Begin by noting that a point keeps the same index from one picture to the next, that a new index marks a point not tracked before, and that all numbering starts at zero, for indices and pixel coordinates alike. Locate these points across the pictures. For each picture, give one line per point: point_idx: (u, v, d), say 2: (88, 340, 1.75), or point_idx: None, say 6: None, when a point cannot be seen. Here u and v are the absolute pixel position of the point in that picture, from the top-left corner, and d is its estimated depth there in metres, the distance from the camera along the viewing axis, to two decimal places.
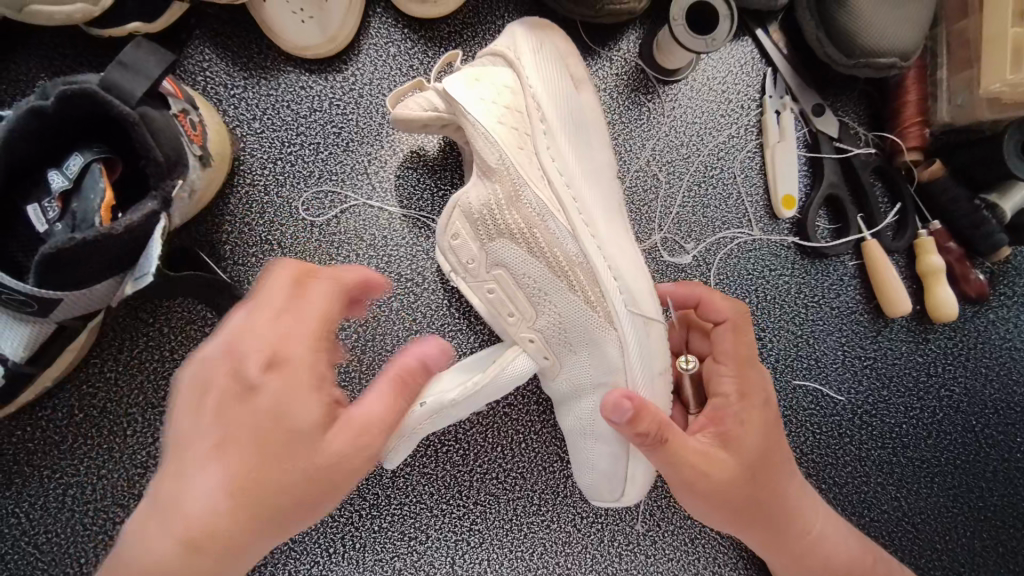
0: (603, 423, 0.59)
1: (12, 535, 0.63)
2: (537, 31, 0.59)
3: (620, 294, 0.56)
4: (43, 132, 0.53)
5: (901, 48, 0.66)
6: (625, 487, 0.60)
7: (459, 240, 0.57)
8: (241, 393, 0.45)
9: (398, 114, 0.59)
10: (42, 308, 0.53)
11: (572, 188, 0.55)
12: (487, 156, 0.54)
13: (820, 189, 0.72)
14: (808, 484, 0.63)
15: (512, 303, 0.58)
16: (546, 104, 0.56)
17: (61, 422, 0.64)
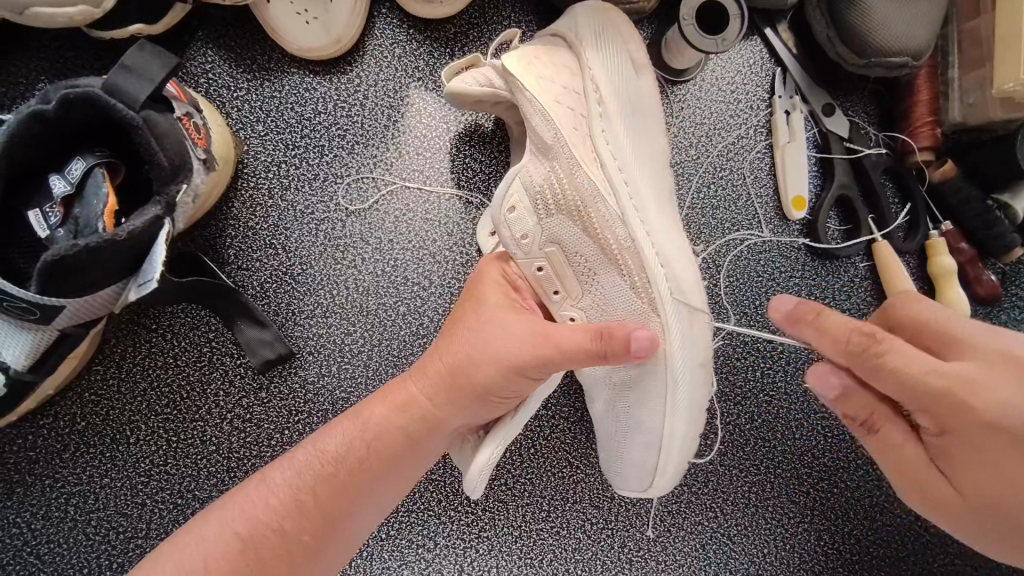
0: (629, 415, 0.59)
1: (14, 546, 0.62)
2: (606, 17, 0.59)
3: (666, 281, 0.54)
4: (44, 136, 0.52)
5: (913, 47, 0.65)
6: (653, 478, 0.60)
7: (516, 214, 0.57)
8: (461, 359, 0.54)
9: (453, 87, 0.61)
10: (45, 316, 0.52)
11: (624, 173, 0.55)
12: (543, 133, 0.56)
13: (831, 189, 0.71)
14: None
15: (560, 281, 0.58)
16: (603, 87, 0.56)
17: (63, 431, 0.63)
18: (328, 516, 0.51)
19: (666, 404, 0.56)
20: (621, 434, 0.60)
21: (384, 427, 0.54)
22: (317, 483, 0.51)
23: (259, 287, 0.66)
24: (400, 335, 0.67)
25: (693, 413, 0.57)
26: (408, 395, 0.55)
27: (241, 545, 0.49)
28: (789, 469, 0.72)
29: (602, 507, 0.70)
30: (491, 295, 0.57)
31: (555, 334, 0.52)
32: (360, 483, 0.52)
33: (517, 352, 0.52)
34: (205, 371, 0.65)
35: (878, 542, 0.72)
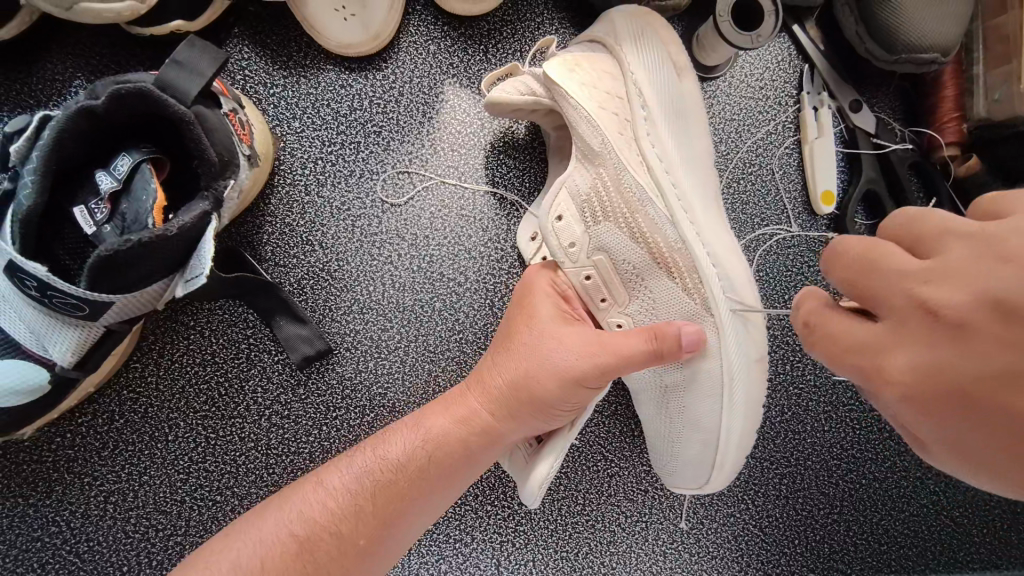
0: (678, 414, 0.60)
1: (53, 545, 0.62)
2: (645, 20, 0.60)
3: (718, 280, 0.56)
4: (91, 132, 0.51)
5: (942, 44, 0.66)
6: (710, 473, 0.60)
7: (563, 222, 0.58)
8: (521, 371, 0.55)
9: (494, 97, 0.61)
10: (93, 311, 0.52)
11: (670, 174, 0.56)
12: (591, 139, 0.56)
13: (859, 183, 0.72)
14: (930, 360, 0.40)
15: (606, 289, 0.59)
16: (646, 91, 0.58)
17: (102, 428, 0.63)
18: (386, 521, 0.52)
19: (723, 400, 0.57)
20: (678, 434, 0.61)
21: (444, 436, 0.54)
22: (376, 488, 0.52)
23: (296, 284, 0.65)
24: (437, 330, 0.67)
25: (749, 403, 0.58)
26: (466, 405, 0.56)
27: (300, 546, 0.49)
28: (818, 461, 0.73)
29: (636, 501, 0.70)
30: (545, 306, 0.58)
31: (613, 344, 0.53)
32: (418, 490, 0.53)
33: (575, 363, 0.53)
34: (243, 368, 0.65)
35: (906, 532, 0.73)
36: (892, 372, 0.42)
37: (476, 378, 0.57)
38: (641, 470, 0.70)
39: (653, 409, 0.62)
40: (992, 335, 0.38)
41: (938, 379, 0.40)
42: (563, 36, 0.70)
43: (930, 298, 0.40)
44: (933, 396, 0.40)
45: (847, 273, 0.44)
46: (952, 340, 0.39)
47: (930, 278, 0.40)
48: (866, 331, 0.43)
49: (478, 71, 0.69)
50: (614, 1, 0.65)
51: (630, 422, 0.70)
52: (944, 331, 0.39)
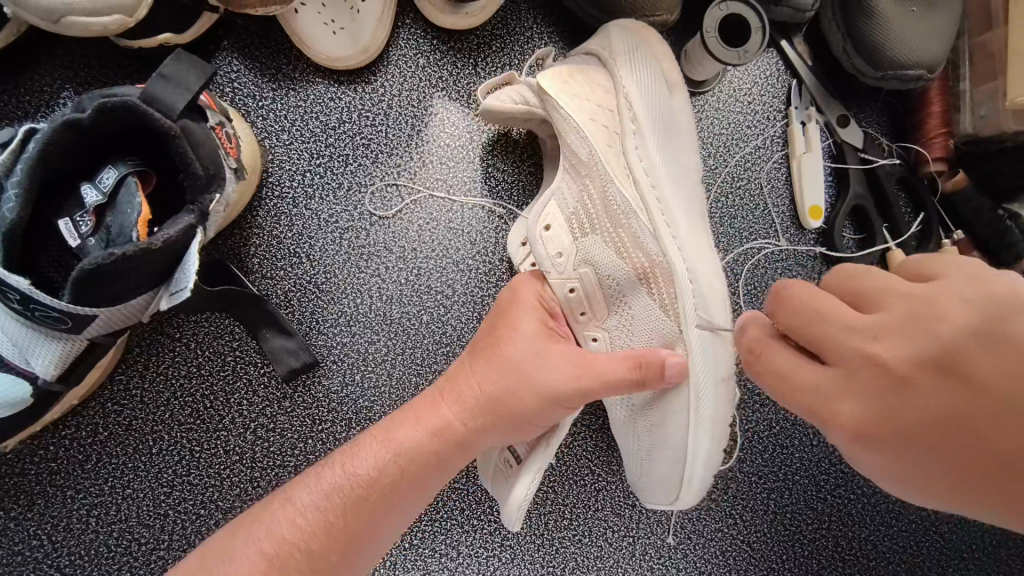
0: (656, 429, 0.59)
1: (34, 559, 0.61)
2: (641, 34, 0.60)
3: (693, 298, 0.56)
4: (76, 145, 0.51)
5: (928, 60, 0.67)
6: (680, 490, 0.60)
7: (552, 232, 0.59)
8: (502, 387, 0.54)
9: (487, 104, 0.62)
10: (76, 325, 0.52)
11: (657, 189, 0.57)
12: (578, 151, 0.58)
13: (846, 198, 0.73)
14: (885, 399, 0.43)
15: (588, 303, 0.59)
16: (637, 105, 0.58)
17: (85, 441, 0.63)
18: (354, 534, 0.51)
19: (691, 415, 0.57)
20: (650, 450, 0.61)
21: (416, 450, 0.54)
22: (347, 504, 0.51)
23: (283, 296, 0.65)
24: (423, 343, 0.67)
25: (716, 426, 0.58)
26: (439, 416, 0.55)
27: (269, 564, 0.49)
28: (806, 476, 0.73)
29: (624, 515, 0.70)
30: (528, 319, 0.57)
31: (599, 366, 0.53)
32: (389, 501, 0.52)
33: (559, 385, 0.53)
34: (229, 381, 0.65)
35: (894, 547, 0.73)
36: (842, 416, 0.45)
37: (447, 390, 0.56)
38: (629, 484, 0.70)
39: (626, 423, 0.62)
40: (929, 384, 0.42)
41: (883, 422, 0.43)
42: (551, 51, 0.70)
43: (875, 352, 0.43)
44: (880, 438, 0.43)
45: (795, 317, 0.46)
46: (897, 390, 0.43)
47: (877, 334, 0.43)
48: (819, 376, 0.45)
49: (467, 85, 0.69)
50: (601, 16, 0.66)
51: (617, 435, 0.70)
52: (892, 379, 0.43)
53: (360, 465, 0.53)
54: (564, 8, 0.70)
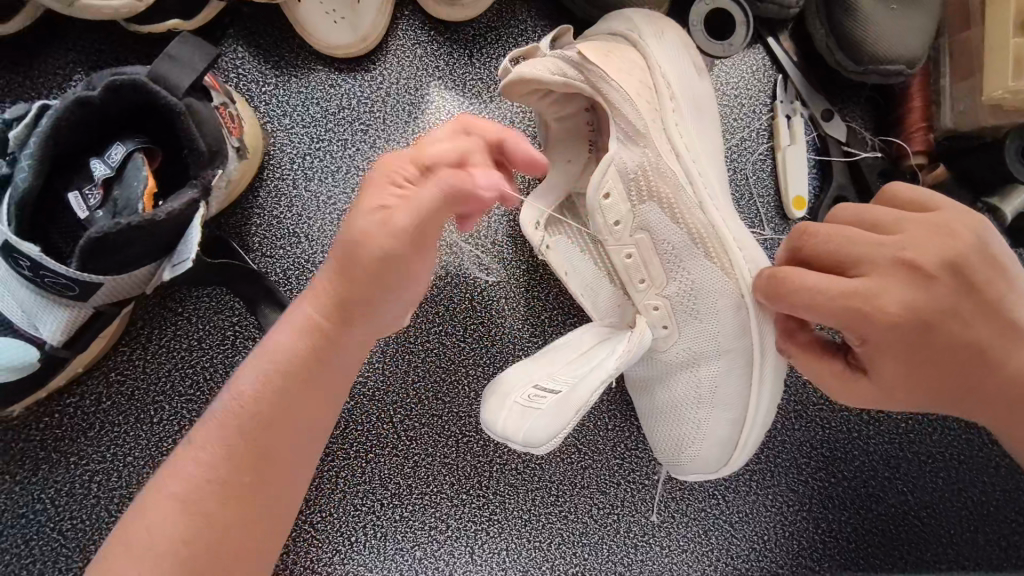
0: (714, 393, 0.61)
1: (37, 522, 0.63)
2: (661, 21, 0.63)
3: (745, 262, 0.58)
4: (88, 121, 0.54)
5: (908, 56, 0.69)
6: (733, 453, 0.61)
7: (611, 200, 0.58)
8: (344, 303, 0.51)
9: (523, 72, 0.57)
10: (83, 292, 0.54)
11: (697, 164, 0.59)
12: (633, 120, 0.58)
13: (829, 190, 0.75)
14: (863, 289, 0.49)
15: (645, 268, 0.61)
16: (674, 82, 0.60)
17: (89, 409, 0.65)
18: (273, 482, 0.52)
19: (752, 377, 0.59)
20: (704, 413, 0.62)
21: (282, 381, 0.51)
22: (238, 452, 0.50)
23: (282, 274, 0.68)
24: (416, 321, 0.70)
25: (775, 388, 0.59)
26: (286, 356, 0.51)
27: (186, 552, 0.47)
28: (787, 459, 0.74)
29: (609, 493, 0.72)
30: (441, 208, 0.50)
31: (395, 221, 0.48)
32: (274, 439, 0.51)
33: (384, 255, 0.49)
34: (228, 355, 0.67)
35: (873, 530, 0.75)
36: (886, 309, 0.49)
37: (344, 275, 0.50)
38: (614, 463, 0.72)
39: (676, 389, 0.63)
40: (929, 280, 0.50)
41: (916, 314, 0.49)
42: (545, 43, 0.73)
43: (875, 281, 0.50)
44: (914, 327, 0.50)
45: (790, 270, 0.52)
46: (871, 283, 0.50)
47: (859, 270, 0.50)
48: (850, 284, 0.50)
49: (463, 74, 0.72)
50: (592, 9, 0.68)
51: (602, 416, 0.72)
52: (864, 288, 0.49)
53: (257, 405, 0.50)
54: (557, 3, 0.73)
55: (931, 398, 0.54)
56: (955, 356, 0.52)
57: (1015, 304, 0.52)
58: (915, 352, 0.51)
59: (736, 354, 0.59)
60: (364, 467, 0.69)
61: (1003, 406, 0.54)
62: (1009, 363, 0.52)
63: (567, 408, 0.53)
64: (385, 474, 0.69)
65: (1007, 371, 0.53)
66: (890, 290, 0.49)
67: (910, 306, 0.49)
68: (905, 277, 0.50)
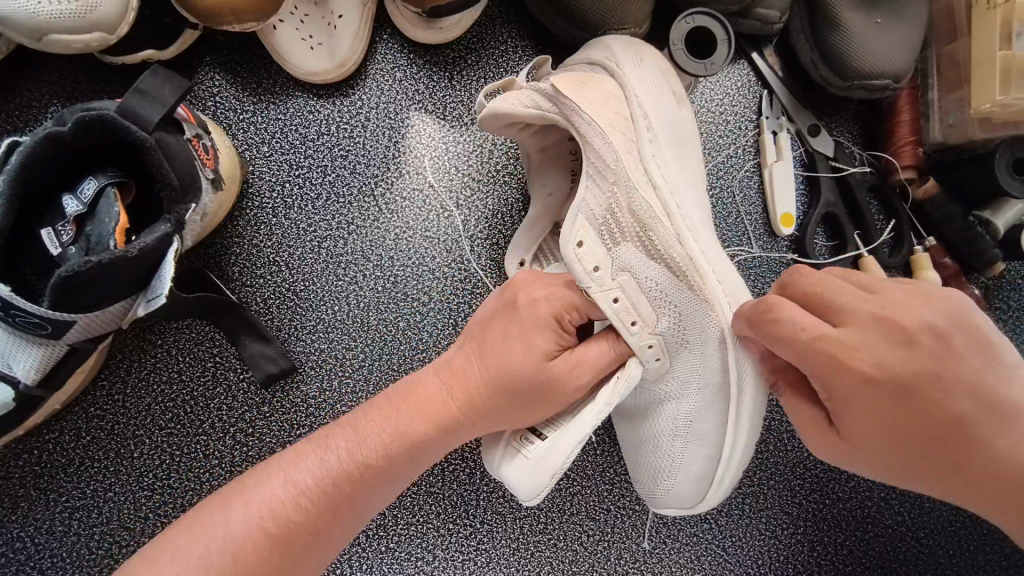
0: (697, 426, 0.60)
1: (18, 560, 0.63)
2: (640, 47, 0.63)
3: (724, 292, 0.57)
4: (56, 156, 0.53)
5: (893, 70, 0.68)
6: (709, 489, 0.61)
7: (586, 248, 0.57)
8: (408, 400, 0.56)
9: (497, 106, 0.58)
10: (55, 330, 0.53)
11: (675, 195, 0.58)
12: (605, 155, 0.58)
13: (818, 207, 0.74)
14: (842, 340, 0.49)
15: (636, 311, 0.57)
16: (651, 112, 0.59)
17: (69, 445, 0.64)
18: (224, 533, 0.49)
19: (729, 410, 0.58)
20: (679, 447, 0.60)
21: (403, 469, 0.55)
22: (289, 516, 0.51)
23: (263, 303, 0.67)
24: (400, 349, 0.68)
25: (752, 425, 0.58)
26: (383, 423, 0.55)
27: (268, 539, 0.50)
28: (781, 481, 0.73)
29: (599, 519, 0.71)
30: (525, 347, 0.55)
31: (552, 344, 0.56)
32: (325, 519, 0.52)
33: (423, 408, 0.56)
34: (209, 387, 0.66)
35: (870, 553, 0.73)
36: (863, 363, 0.49)
37: (485, 362, 0.56)
38: (603, 488, 0.71)
39: (658, 420, 0.61)
40: (920, 345, 0.49)
41: (890, 372, 0.49)
42: (525, 64, 0.72)
43: (850, 330, 0.49)
44: (887, 384, 0.49)
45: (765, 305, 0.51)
46: (853, 334, 0.49)
47: (840, 320, 0.50)
48: (833, 333, 0.49)
49: (443, 97, 0.71)
50: (573, 30, 0.68)
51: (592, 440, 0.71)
52: (840, 336, 0.49)
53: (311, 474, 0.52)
54: (537, 23, 0.72)
55: (905, 468, 0.53)
56: (930, 432, 0.50)
57: (997, 377, 0.50)
58: (894, 413, 0.50)
59: (715, 386, 0.58)
60: None
61: (975, 489, 0.53)
62: (997, 443, 0.50)
63: (543, 473, 0.55)
64: None
65: (989, 456, 0.51)
66: (873, 342, 0.49)
67: (887, 357, 0.49)
68: (883, 334, 0.49)
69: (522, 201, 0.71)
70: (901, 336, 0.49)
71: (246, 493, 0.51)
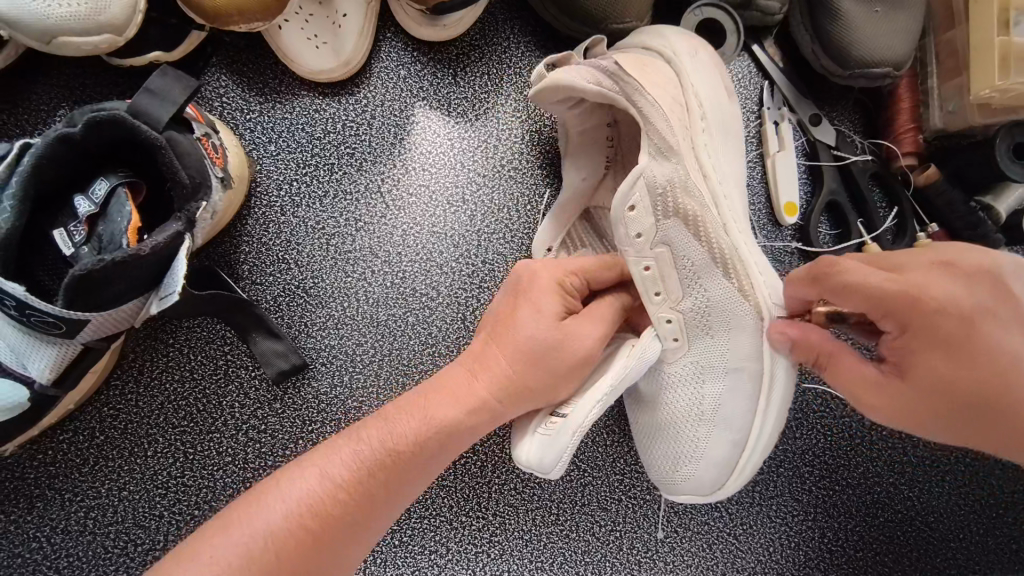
0: (723, 411, 0.60)
1: (34, 560, 0.63)
2: (696, 40, 0.64)
3: (764, 283, 0.58)
4: (68, 158, 0.54)
5: (893, 59, 0.69)
6: (728, 477, 0.62)
7: (636, 212, 0.58)
8: (438, 391, 0.56)
9: (568, 79, 0.59)
10: (69, 330, 0.54)
11: (724, 186, 0.59)
12: (668, 135, 0.58)
13: (820, 195, 0.74)
14: (906, 279, 0.49)
15: (663, 281, 0.59)
16: (706, 104, 0.60)
17: (83, 445, 0.64)
18: (264, 529, 0.49)
19: (758, 397, 0.59)
20: (703, 432, 0.61)
21: (438, 459, 0.54)
22: (322, 508, 0.51)
23: (272, 301, 0.68)
24: (411, 344, 0.69)
25: (780, 411, 0.59)
26: (415, 412, 0.55)
27: (305, 534, 0.50)
28: (791, 468, 0.73)
29: (610, 510, 0.71)
30: (537, 313, 0.56)
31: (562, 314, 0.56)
32: (363, 512, 0.52)
33: (455, 396, 0.55)
34: (221, 384, 0.67)
35: (880, 538, 0.74)
36: (927, 297, 0.48)
37: (504, 345, 0.56)
38: (615, 479, 0.71)
39: (678, 403, 0.62)
40: (982, 283, 0.49)
41: (954, 302, 0.48)
42: (528, 59, 0.72)
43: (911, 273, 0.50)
44: (951, 316, 0.48)
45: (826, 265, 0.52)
46: (911, 277, 0.49)
47: (900, 267, 0.51)
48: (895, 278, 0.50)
49: (447, 94, 0.71)
50: (575, 24, 0.68)
51: (603, 432, 0.71)
52: (900, 279, 0.49)
53: (343, 465, 0.53)
54: (539, 19, 0.73)
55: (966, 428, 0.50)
56: (989, 377, 0.48)
57: None
58: (959, 348, 0.48)
59: (747, 373, 0.59)
60: None
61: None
62: None
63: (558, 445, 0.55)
64: None
65: None
66: (935, 278, 0.49)
67: (953, 293, 0.48)
68: (946, 275, 0.49)
69: (529, 194, 0.72)
70: (961, 276, 0.49)
71: (280, 484, 0.52)
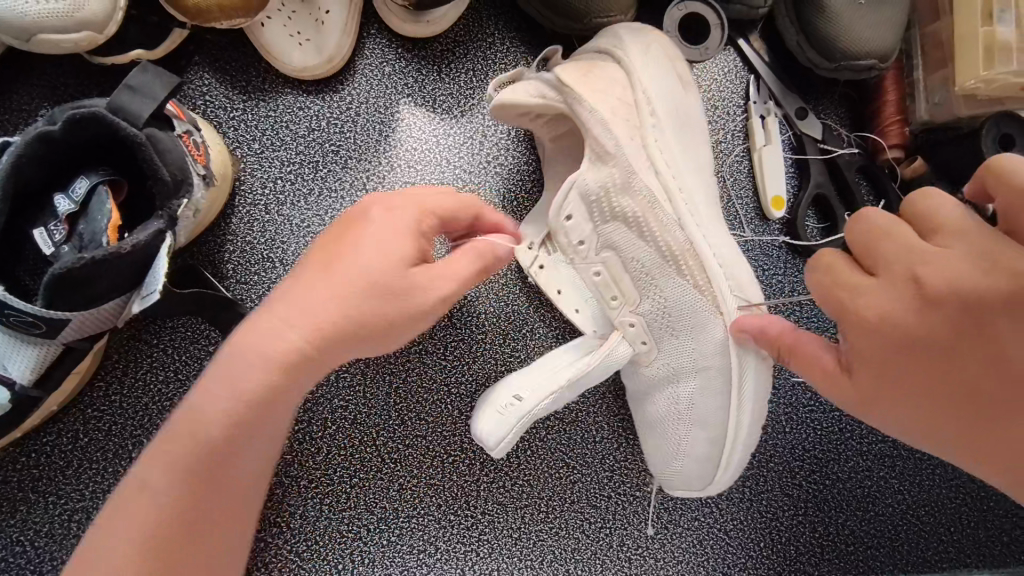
0: (700, 408, 0.62)
1: (18, 564, 0.62)
2: (649, 36, 0.62)
3: (724, 279, 0.58)
4: (47, 156, 0.53)
5: (878, 50, 0.69)
6: (716, 472, 0.63)
7: (572, 222, 0.60)
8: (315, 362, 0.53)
9: (503, 99, 0.60)
10: (50, 330, 0.53)
11: (677, 181, 0.58)
12: (606, 141, 0.57)
13: (808, 189, 0.74)
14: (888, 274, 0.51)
15: (616, 286, 0.61)
16: (656, 101, 0.59)
17: (67, 447, 0.64)
18: (147, 528, 0.49)
19: (730, 396, 0.60)
20: (684, 429, 0.63)
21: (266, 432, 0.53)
22: (162, 508, 0.50)
23: (258, 301, 0.67)
24: None
25: (757, 405, 0.60)
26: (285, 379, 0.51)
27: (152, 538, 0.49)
28: (781, 463, 0.73)
29: (601, 507, 0.71)
30: (450, 279, 0.53)
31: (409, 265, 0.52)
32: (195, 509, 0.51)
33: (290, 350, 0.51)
34: None
35: (871, 532, 0.74)
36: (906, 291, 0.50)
37: (348, 294, 0.51)
38: (604, 476, 0.71)
39: (659, 402, 0.64)
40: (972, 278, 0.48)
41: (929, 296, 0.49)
42: (512, 56, 0.72)
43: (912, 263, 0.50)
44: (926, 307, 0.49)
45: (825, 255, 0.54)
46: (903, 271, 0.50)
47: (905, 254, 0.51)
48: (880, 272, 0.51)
49: (432, 90, 0.71)
50: (558, 20, 0.68)
51: (592, 430, 0.71)
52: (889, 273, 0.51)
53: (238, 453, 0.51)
54: (523, 15, 0.73)
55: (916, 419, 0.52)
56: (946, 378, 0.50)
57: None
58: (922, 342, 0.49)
59: (714, 372, 0.60)
60: (350, 491, 0.67)
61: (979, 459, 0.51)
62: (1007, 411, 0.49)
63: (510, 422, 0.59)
64: (370, 500, 0.67)
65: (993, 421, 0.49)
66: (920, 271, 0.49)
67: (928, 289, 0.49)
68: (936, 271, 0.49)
69: (514, 190, 0.71)
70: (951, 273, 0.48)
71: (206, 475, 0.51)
